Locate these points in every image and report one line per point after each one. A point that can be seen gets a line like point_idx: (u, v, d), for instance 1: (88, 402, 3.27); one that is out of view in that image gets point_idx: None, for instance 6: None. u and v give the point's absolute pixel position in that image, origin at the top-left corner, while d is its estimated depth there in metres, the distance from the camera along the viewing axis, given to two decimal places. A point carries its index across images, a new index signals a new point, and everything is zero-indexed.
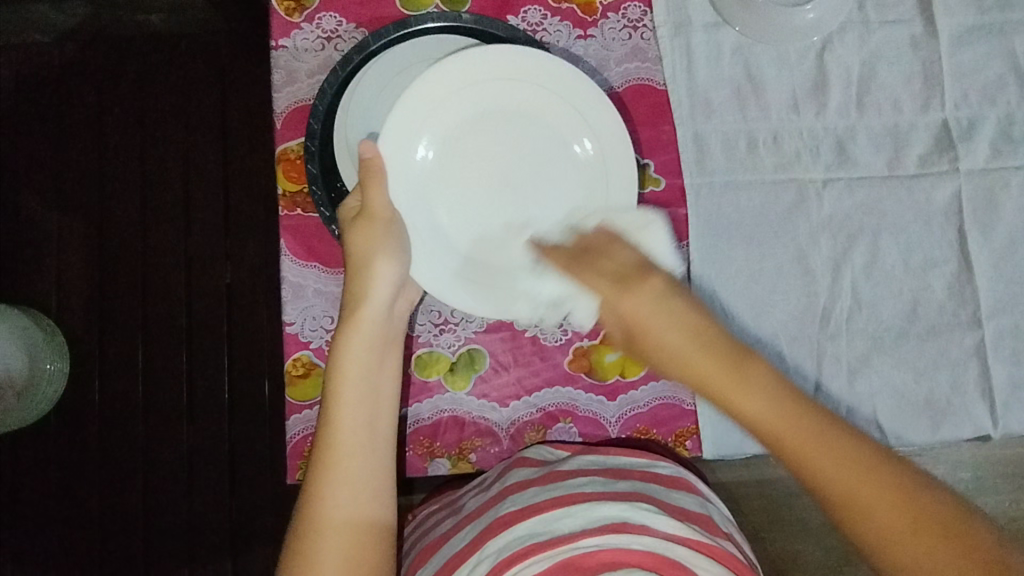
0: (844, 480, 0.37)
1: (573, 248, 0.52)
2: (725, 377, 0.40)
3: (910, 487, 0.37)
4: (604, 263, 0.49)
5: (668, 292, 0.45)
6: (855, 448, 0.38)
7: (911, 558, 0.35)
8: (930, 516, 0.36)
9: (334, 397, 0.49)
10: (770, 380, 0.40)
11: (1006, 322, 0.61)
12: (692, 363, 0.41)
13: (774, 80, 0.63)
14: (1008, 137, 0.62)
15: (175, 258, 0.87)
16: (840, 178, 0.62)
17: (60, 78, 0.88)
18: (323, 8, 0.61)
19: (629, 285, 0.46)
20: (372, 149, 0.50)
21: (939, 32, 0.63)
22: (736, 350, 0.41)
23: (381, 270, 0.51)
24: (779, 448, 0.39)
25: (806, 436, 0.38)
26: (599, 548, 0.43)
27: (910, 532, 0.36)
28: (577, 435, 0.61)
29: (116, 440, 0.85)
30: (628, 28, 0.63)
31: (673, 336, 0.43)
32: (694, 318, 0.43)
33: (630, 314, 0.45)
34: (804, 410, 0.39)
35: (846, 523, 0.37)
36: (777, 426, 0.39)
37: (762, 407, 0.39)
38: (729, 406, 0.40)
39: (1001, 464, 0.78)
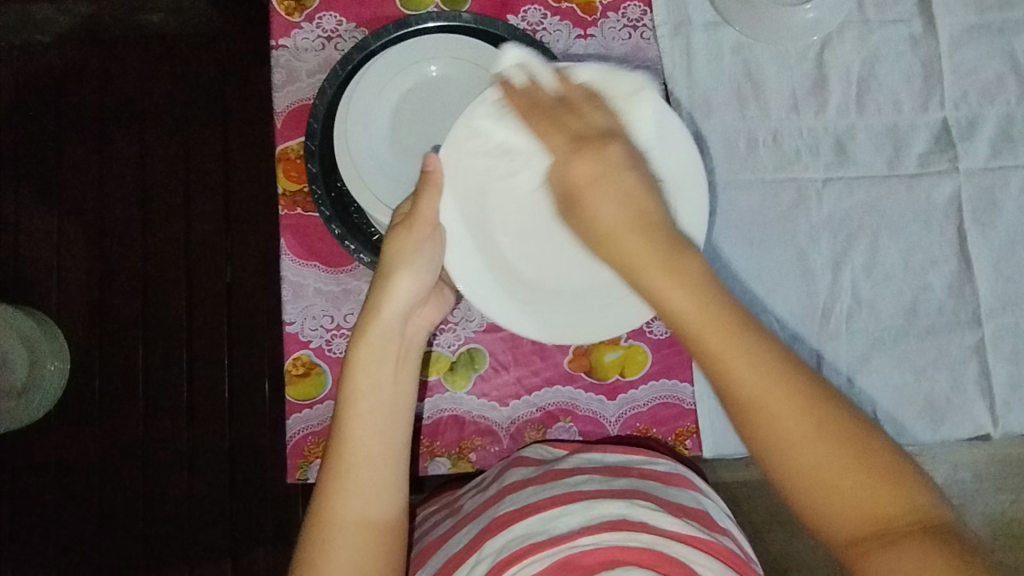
0: (755, 386, 0.40)
1: (548, 96, 0.48)
2: (658, 266, 0.43)
3: (812, 387, 0.40)
4: (570, 123, 0.48)
5: (623, 166, 0.47)
6: (777, 358, 0.41)
7: (803, 458, 0.39)
8: (830, 425, 0.39)
9: (347, 407, 0.49)
10: (697, 273, 0.43)
11: (1006, 321, 0.61)
12: (622, 240, 0.45)
13: (774, 79, 0.63)
14: (1008, 136, 0.62)
15: (175, 258, 0.87)
16: (840, 177, 0.62)
17: (61, 78, 0.88)
18: (323, 8, 0.61)
19: (585, 150, 0.47)
20: (435, 163, 0.48)
21: (939, 31, 0.63)
22: (668, 241, 0.44)
23: (399, 282, 0.51)
24: (696, 345, 0.42)
25: (722, 330, 0.41)
26: (596, 546, 0.43)
27: (809, 437, 0.39)
28: (577, 434, 0.61)
29: (116, 438, 0.85)
30: (628, 28, 0.63)
31: (618, 213, 0.45)
32: (638, 199, 0.46)
33: (582, 179, 0.47)
34: (723, 306, 0.42)
35: (748, 429, 0.41)
36: (694, 317, 0.42)
37: (685, 298, 0.42)
38: (652, 288, 0.43)
39: (1001, 464, 0.78)
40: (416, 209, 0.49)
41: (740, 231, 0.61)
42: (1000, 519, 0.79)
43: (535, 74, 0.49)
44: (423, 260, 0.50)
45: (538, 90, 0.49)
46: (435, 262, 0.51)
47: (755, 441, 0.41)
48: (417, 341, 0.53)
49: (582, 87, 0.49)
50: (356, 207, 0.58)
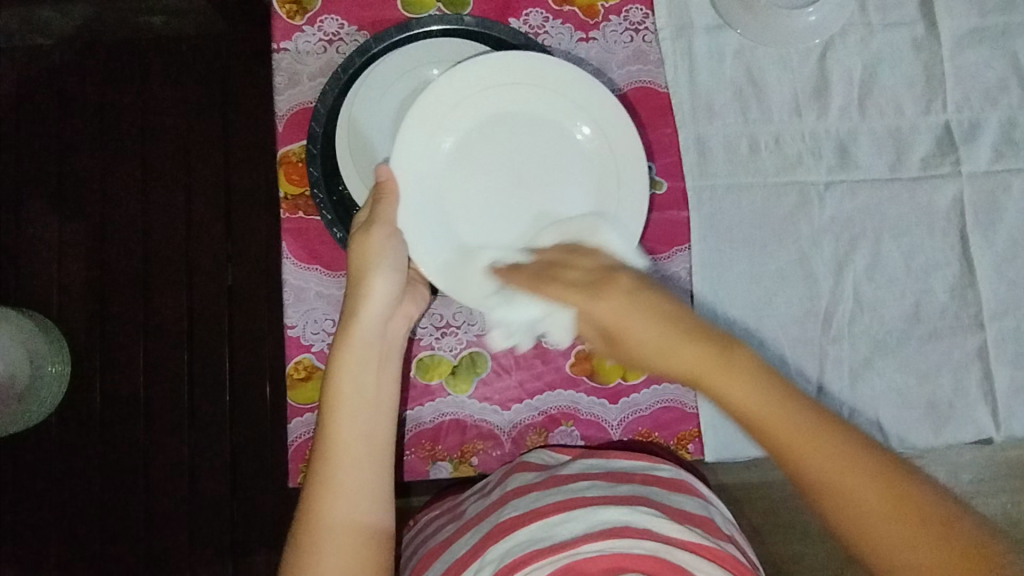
0: (837, 476, 0.37)
1: (535, 266, 0.51)
2: (710, 370, 0.40)
3: (877, 458, 0.37)
4: (567, 274, 0.49)
5: (637, 289, 0.45)
6: (830, 425, 0.38)
7: (883, 539, 0.36)
8: (929, 519, 0.35)
9: (332, 410, 0.49)
10: (755, 367, 0.40)
11: (1009, 324, 0.61)
12: (674, 359, 0.42)
13: (776, 82, 0.63)
14: (1010, 139, 0.62)
15: (176, 261, 0.87)
16: (842, 181, 0.62)
17: (61, 80, 0.88)
18: (325, 11, 0.61)
19: (601, 290, 0.46)
20: (388, 173, 0.51)
21: (941, 34, 0.63)
22: (720, 340, 0.41)
23: (375, 282, 0.51)
24: (769, 441, 0.39)
25: (796, 424, 0.38)
26: (600, 554, 0.43)
27: (904, 530, 0.36)
28: (579, 438, 0.61)
29: (117, 441, 0.85)
30: (630, 30, 0.63)
31: (651, 327, 0.43)
32: (668, 310, 0.43)
33: (611, 317, 0.45)
34: (792, 404, 0.39)
35: (831, 516, 0.38)
36: (754, 406, 0.39)
37: (745, 389, 0.39)
38: (722, 395, 0.40)
39: (1003, 466, 0.78)
40: (376, 212, 0.51)
41: (742, 236, 0.61)
42: (1003, 522, 0.78)
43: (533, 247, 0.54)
44: (389, 255, 0.51)
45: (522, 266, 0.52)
46: (403, 259, 0.52)
47: (845, 531, 0.37)
48: (396, 340, 0.53)
49: (558, 248, 0.52)
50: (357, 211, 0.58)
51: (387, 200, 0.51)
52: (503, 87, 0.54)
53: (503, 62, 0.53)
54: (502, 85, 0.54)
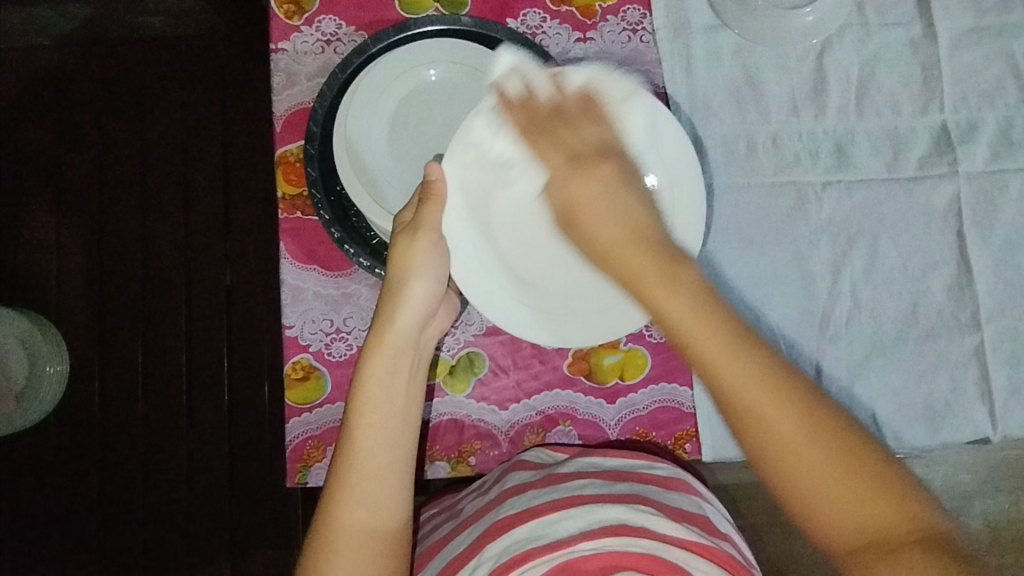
0: (745, 386, 0.39)
1: (542, 107, 0.52)
2: (654, 278, 0.44)
3: (795, 390, 0.39)
4: (567, 137, 0.52)
5: (616, 183, 0.50)
6: (764, 363, 0.40)
7: (795, 463, 0.38)
8: (834, 438, 0.39)
9: (362, 415, 0.49)
10: (697, 282, 0.43)
11: (1005, 324, 0.61)
12: (622, 254, 0.47)
13: (773, 82, 0.63)
14: (1008, 139, 0.62)
15: (175, 260, 0.87)
16: (839, 181, 0.62)
17: (60, 80, 0.88)
18: (322, 11, 0.61)
19: (580, 168, 0.51)
20: (438, 172, 0.50)
21: (938, 34, 0.63)
22: (670, 255, 0.45)
23: (413, 288, 0.51)
24: (690, 353, 0.41)
25: (726, 336, 0.41)
26: (596, 552, 0.43)
27: (806, 443, 0.38)
28: (576, 438, 0.61)
29: (115, 440, 0.85)
30: (628, 31, 0.63)
31: (607, 225, 0.48)
32: (630, 209, 0.49)
33: (577, 193, 0.51)
34: (722, 311, 0.42)
35: (742, 432, 0.40)
36: (685, 318, 0.42)
37: (678, 299, 0.42)
38: (654, 304, 0.43)
39: (1000, 466, 0.78)
40: (422, 216, 0.50)
41: (740, 235, 0.61)
42: (1000, 522, 0.78)
43: (528, 82, 0.52)
44: (431, 264, 0.51)
45: (525, 100, 0.52)
46: (445, 270, 0.52)
47: (748, 441, 0.40)
48: (427, 350, 0.54)
49: (577, 95, 0.53)
50: (355, 212, 0.58)
51: (436, 203, 0.50)
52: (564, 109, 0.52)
53: (544, 87, 0.53)
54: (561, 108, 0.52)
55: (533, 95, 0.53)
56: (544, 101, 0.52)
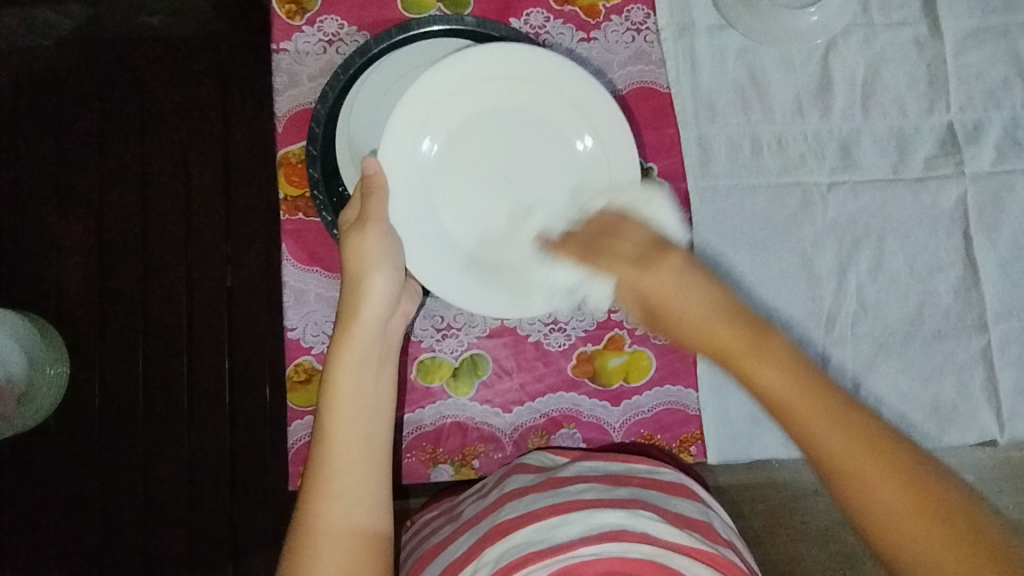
0: (864, 473, 0.37)
1: (587, 232, 0.51)
2: (742, 350, 0.40)
3: (918, 477, 0.36)
4: (616, 246, 0.48)
5: (685, 271, 0.44)
6: (873, 436, 0.37)
7: (934, 570, 0.34)
8: (967, 529, 0.35)
9: (331, 414, 0.48)
10: (787, 353, 0.40)
11: (1012, 326, 0.60)
12: (708, 331, 0.42)
13: (778, 82, 0.62)
14: (1014, 140, 0.62)
15: (176, 262, 0.86)
16: (845, 181, 0.61)
17: (61, 81, 0.87)
18: (325, 11, 0.61)
19: (652, 267, 0.45)
20: (375, 165, 0.50)
21: (945, 34, 0.62)
22: (756, 326, 0.41)
23: (374, 281, 0.50)
24: (795, 423, 0.39)
25: (826, 412, 0.38)
26: (597, 557, 0.42)
27: (936, 543, 0.35)
28: (581, 440, 0.61)
29: (116, 444, 0.85)
30: (632, 30, 0.63)
31: (690, 303, 0.43)
32: (707, 291, 0.43)
33: (654, 291, 0.44)
34: (825, 391, 0.39)
35: (864, 524, 0.37)
36: (786, 393, 0.39)
37: (776, 379, 0.39)
38: (754, 376, 0.40)
39: (1005, 467, 0.77)
40: (367, 208, 0.50)
41: (745, 237, 0.61)
42: None
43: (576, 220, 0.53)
44: (385, 254, 0.50)
45: (569, 237, 0.53)
46: (400, 260, 0.51)
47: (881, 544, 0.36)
48: (395, 341, 0.53)
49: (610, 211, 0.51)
50: None
51: (378, 193, 0.50)
52: (490, 82, 0.54)
53: (449, 68, 0.52)
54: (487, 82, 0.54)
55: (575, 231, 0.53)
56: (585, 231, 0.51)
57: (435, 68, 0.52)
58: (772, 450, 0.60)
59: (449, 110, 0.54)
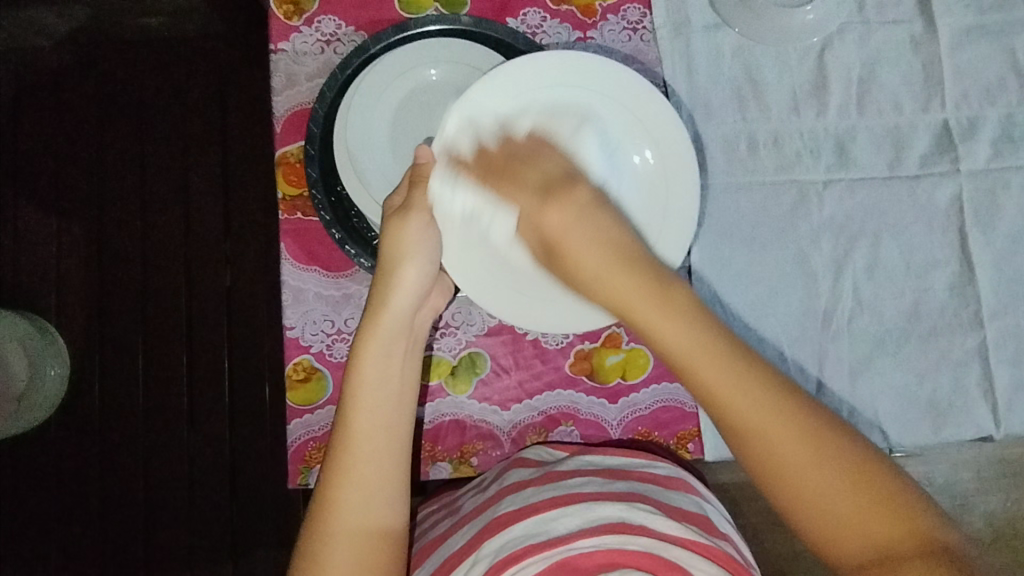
0: (757, 413, 0.41)
1: (496, 152, 0.52)
2: (648, 300, 0.44)
3: (803, 414, 0.41)
4: (528, 172, 0.51)
5: (592, 206, 0.49)
6: (768, 381, 0.42)
7: (801, 484, 0.40)
8: (835, 456, 0.40)
9: (355, 400, 0.49)
10: (691, 306, 0.44)
11: (1008, 322, 0.61)
12: (609, 284, 0.46)
13: (774, 80, 0.63)
14: (1009, 137, 0.62)
15: (175, 262, 0.87)
16: (841, 179, 0.62)
17: (60, 82, 0.88)
18: (322, 12, 0.61)
19: (556, 198, 0.49)
20: (428, 156, 0.51)
21: (939, 31, 0.63)
22: (661, 276, 0.46)
23: (406, 270, 0.51)
24: (687, 373, 0.43)
25: (719, 359, 0.42)
26: (596, 549, 0.43)
27: (811, 471, 0.40)
28: (579, 438, 0.61)
29: (115, 444, 0.85)
30: (628, 29, 0.63)
31: (594, 246, 0.47)
32: (615, 234, 0.48)
33: (554, 230, 0.49)
34: (715, 335, 0.43)
35: (741, 448, 0.42)
36: (688, 348, 0.43)
37: (681, 334, 0.43)
38: (649, 324, 0.44)
39: (1001, 465, 0.77)
40: (412, 197, 0.52)
41: (741, 234, 0.61)
42: (1003, 522, 0.78)
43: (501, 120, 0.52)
44: (423, 243, 0.51)
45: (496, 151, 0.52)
46: (438, 254, 0.52)
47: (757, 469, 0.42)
48: (422, 332, 0.53)
49: (527, 137, 0.53)
50: (355, 213, 0.58)
51: (426, 183, 0.51)
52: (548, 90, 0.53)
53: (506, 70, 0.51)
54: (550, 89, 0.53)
55: (496, 137, 0.52)
56: (496, 149, 0.52)
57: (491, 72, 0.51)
58: None
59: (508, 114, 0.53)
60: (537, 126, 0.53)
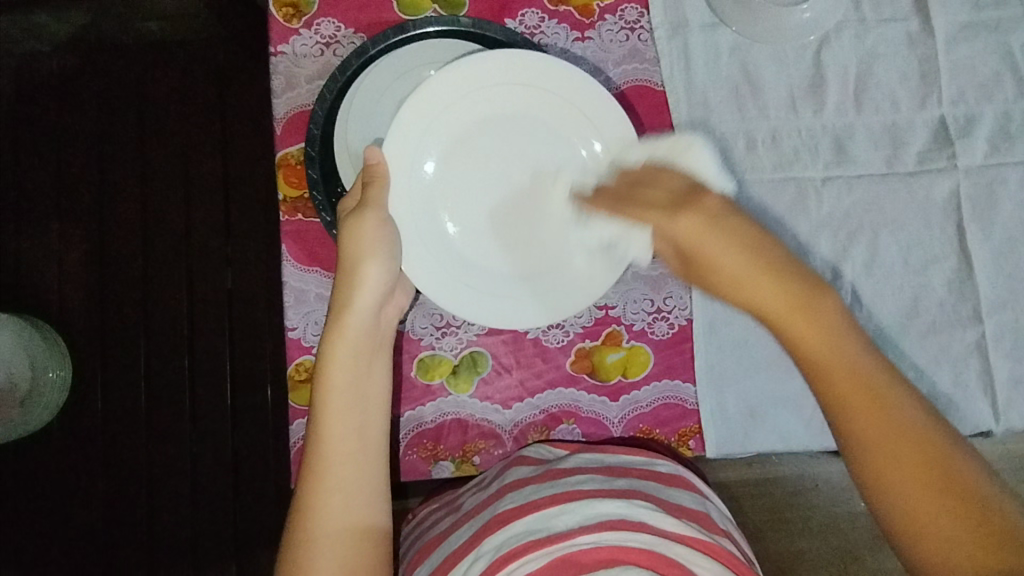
0: (888, 453, 0.39)
1: (617, 187, 0.51)
2: (790, 319, 0.41)
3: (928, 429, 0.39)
4: (650, 192, 0.47)
5: (728, 216, 0.43)
6: (884, 379, 0.40)
7: (913, 505, 0.38)
8: (962, 503, 0.37)
9: (323, 401, 0.48)
10: (834, 314, 0.41)
11: (1006, 317, 0.61)
12: (749, 285, 0.42)
13: (772, 79, 0.63)
14: (1006, 133, 0.62)
15: (176, 266, 0.87)
16: (840, 176, 0.62)
17: (62, 87, 0.88)
18: (321, 14, 0.61)
19: (686, 210, 0.43)
20: (377, 155, 0.51)
21: (936, 28, 0.63)
22: (806, 281, 0.42)
23: (369, 270, 0.50)
24: (830, 392, 0.41)
25: (870, 385, 0.40)
26: (596, 545, 0.43)
27: (928, 507, 0.38)
28: (580, 435, 0.61)
29: (118, 446, 0.85)
30: (626, 29, 0.63)
31: (734, 253, 0.42)
32: (751, 237, 0.42)
33: (688, 235, 0.43)
34: (867, 355, 0.41)
35: (859, 473, 0.40)
36: (823, 357, 0.41)
37: (816, 341, 0.41)
38: (796, 332, 0.41)
39: (1003, 460, 0.78)
40: (367, 196, 0.51)
41: None
42: None
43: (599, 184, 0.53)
44: (383, 242, 0.50)
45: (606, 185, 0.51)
46: (396, 252, 0.51)
47: (869, 489, 0.40)
48: (388, 331, 0.53)
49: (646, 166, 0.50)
50: None
51: (378, 183, 0.51)
52: (487, 90, 0.54)
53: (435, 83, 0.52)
54: (493, 92, 0.54)
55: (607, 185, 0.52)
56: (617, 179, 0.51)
57: (425, 86, 0.52)
58: (769, 443, 0.61)
59: (451, 116, 0.54)
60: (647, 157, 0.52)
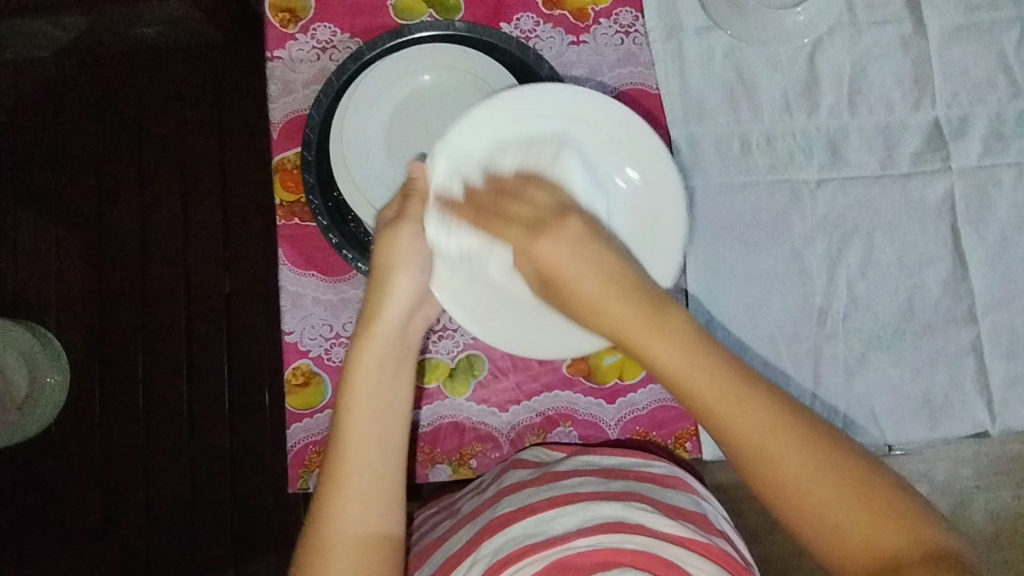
0: (747, 428, 0.40)
1: (483, 193, 0.49)
2: (638, 328, 0.43)
3: (774, 401, 0.41)
4: (517, 208, 0.48)
5: (585, 238, 0.45)
6: (736, 378, 0.41)
7: (789, 477, 0.39)
8: (826, 463, 0.39)
9: (347, 409, 0.49)
10: (685, 326, 0.42)
11: (1000, 317, 0.61)
12: (602, 309, 0.44)
13: (766, 82, 0.63)
14: (999, 134, 0.63)
15: (173, 270, 0.87)
16: (834, 178, 0.62)
17: (58, 92, 0.88)
18: (318, 20, 0.62)
19: (545, 230, 0.46)
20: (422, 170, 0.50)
21: (929, 31, 0.63)
22: (652, 295, 0.44)
23: (400, 281, 0.50)
24: (695, 403, 0.42)
25: (730, 392, 0.41)
26: (593, 547, 0.43)
27: (802, 475, 0.39)
28: (577, 438, 0.61)
29: (116, 450, 0.85)
30: (620, 32, 0.63)
31: (587, 270, 0.44)
32: (608, 256, 0.45)
33: (546, 258, 0.46)
34: (717, 356, 0.42)
35: (744, 466, 0.41)
36: (674, 367, 0.41)
37: (666, 351, 0.42)
38: (648, 351, 0.42)
39: (1000, 461, 0.78)
40: (406, 210, 0.50)
41: (736, 234, 0.62)
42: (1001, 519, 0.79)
43: (466, 178, 0.50)
44: (419, 256, 0.50)
45: (472, 192, 0.49)
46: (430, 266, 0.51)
47: (749, 472, 0.41)
48: (415, 342, 0.52)
49: (514, 174, 0.49)
50: (354, 219, 0.58)
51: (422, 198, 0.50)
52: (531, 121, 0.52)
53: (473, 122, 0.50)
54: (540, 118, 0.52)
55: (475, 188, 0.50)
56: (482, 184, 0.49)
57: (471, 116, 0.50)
58: None
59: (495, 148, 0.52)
60: (521, 164, 0.50)
